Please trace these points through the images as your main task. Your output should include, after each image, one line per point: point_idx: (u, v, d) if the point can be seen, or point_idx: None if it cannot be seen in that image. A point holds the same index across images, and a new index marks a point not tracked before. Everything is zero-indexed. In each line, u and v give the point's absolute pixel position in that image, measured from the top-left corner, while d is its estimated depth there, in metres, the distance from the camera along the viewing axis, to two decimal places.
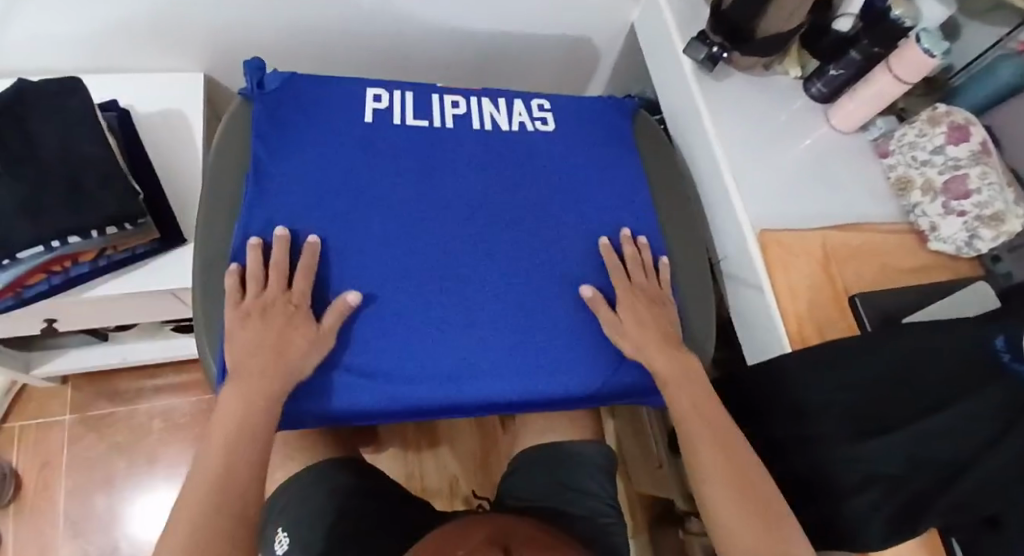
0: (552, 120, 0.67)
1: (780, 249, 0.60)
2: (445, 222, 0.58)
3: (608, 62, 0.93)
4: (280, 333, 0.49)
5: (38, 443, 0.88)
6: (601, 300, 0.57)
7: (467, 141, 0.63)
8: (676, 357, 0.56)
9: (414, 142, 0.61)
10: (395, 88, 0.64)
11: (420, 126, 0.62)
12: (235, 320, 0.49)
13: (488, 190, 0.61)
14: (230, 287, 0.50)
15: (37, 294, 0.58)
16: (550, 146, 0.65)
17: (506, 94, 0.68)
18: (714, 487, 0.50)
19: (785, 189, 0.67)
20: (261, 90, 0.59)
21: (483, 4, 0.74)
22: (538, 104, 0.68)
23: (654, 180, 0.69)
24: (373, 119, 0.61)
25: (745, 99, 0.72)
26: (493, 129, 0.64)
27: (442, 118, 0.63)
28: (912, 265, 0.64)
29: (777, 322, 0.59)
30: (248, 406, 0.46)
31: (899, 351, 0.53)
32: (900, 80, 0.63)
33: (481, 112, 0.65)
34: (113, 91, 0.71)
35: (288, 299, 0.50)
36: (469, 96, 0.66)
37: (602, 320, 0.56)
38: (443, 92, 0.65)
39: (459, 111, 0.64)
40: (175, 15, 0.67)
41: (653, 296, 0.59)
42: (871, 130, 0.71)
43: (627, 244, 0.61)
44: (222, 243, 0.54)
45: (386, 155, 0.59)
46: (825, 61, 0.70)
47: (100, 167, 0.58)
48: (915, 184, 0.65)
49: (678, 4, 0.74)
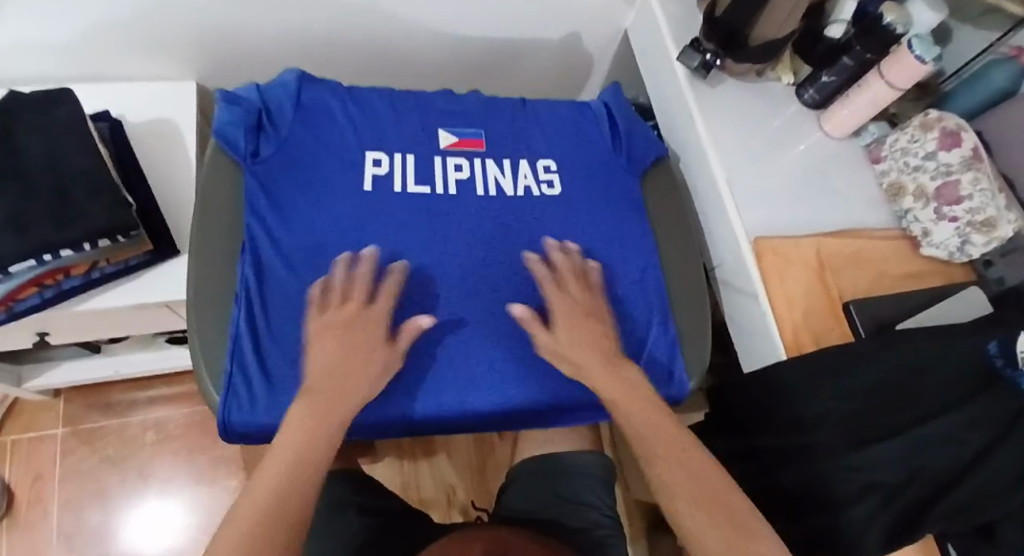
0: (559, 182, 0.62)
1: (775, 256, 0.60)
2: (450, 301, 0.54)
3: (601, 68, 0.93)
4: (358, 351, 0.47)
5: (29, 457, 0.87)
6: (533, 319, 0.53)
7: (472, 210, 0.58)
8: (624, 380, 0.51)
9: (416, 215, 0.56)
10: (395, 151, 0.59)
11: (421, 195, 0.57)
12: (319, 332, 0.47)
13: (496, 262, 0.57)
14: (313, 299, 0.49)
15: (28, 308, 0.57)
16: (559, 212, 0.61)
17: (512, 151, 0.63)
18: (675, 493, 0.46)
19: (779, 195, 0.67)
20: (254, 159, 0.56)
21: (476, 11, 0.74)
22: (544, 164, 0.63)
23: (660, 230, 0.66)
24: (372, 188, 0.56)
25: (739, 107, 0.72)
26: (498, 194, 0.59)
27: (444, 184, 0.58)
28: (906, 270, 0.64)
29: (773, 331, 0.59)
30: (319, 422, 0.43)
31: (899, 358, 0.54)
32: (893, 86, 0.63)
33: (485, 176, 0.60)
34: (105, 101, 0.70)
35: (371, 316, 0.49)
36: (473, 157, 0.61)
37: (538, 345, 0.53)
38: (445, 153, 0.60)
39: (462, 176, 0.59)
40: (165, 23, 0.66)
41: (589, 308, 0.54)
42: (863, 135, 0.72)
43: (561, 259, 0.56)
44: (216, 332, 0.51)
45: (385, 229, 0.54)
46: (816, 67, 0.71)
47: (91, 182, 0.57)
48: (908, 190, 0.65)
49: (671, 10, 0.74)
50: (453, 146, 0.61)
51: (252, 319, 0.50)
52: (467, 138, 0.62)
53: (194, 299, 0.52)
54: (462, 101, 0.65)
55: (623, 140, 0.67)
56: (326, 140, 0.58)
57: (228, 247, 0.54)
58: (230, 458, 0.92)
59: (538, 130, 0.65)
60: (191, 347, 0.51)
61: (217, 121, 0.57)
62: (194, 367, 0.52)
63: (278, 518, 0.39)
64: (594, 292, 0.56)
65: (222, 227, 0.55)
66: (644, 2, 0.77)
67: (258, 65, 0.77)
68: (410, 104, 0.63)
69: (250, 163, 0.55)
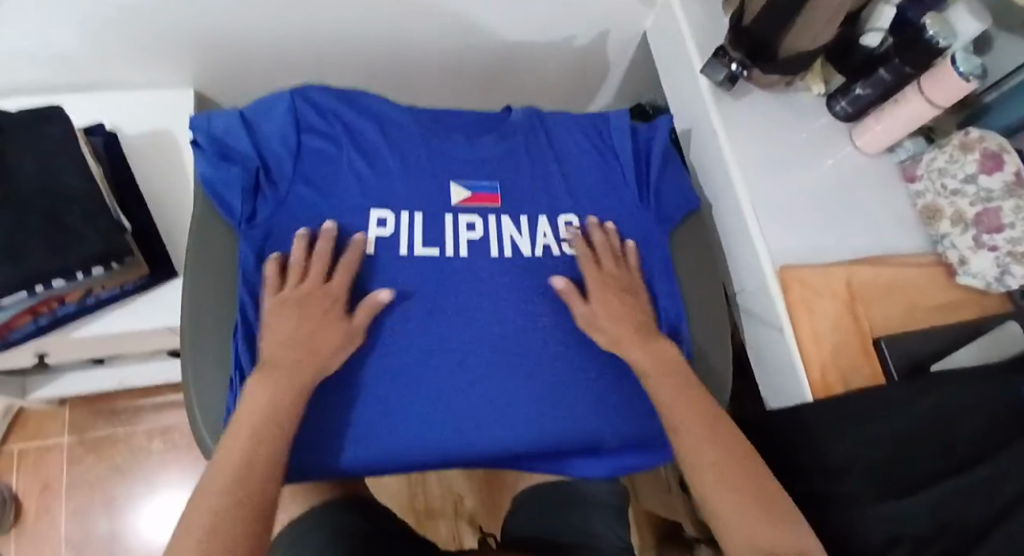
0: (581, 240, 0.60)
1: (803, 287, 0.57)
2: (462, 374, 0.52)
3: (618, 71, 0.88)
4: (317, 326, 0.47)
5: (37, 466, 0.87)
6: (572, 291, 0.55)
7: (485, 274, 0.55)
8: (653, 349, 0.53)
9: (425, 282, 0.54)
10: (401, 208, 0.56)
11: (431, 258, 0.54)
12: (276, 309, 0.48)
13: (511, 326, 0.54)
14: (271, 276, 0.49)
15: (24, 336, 0.56)
16: (579, 274, 0.58)
17: (529, 207, 0.60)
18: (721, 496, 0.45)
19: (808, 216, 0.63)
20: (250, 225, 0.52)
21: (486, 14, 0.70)
22: (566, 220, 0.60)
23: (684, 272, 0.63)
24: (375, 252, 0.53)
25: (767, 119, 0.68)
26: (513, 254, 0.57)
27: (455, 245, 0.56)
28: (939, 301, 0.61)
29: (798, 368, 0.56)
30: (276, 401, 0.43)
31: (932, 406, 0.51)
32: (932, 103, 0.59)
33: (500, 235, 0.57)
34: (99, 113, 0.67)
35: (329, 293, 0.49)
36: (486, 214, 0.58)
37: (575, 315, 0.55)
38: (457, 210, 0.57)
39: (474, 236, 0.56)
40: (159, 34, 0.63)
41: (624, 285, 0.56)
42: (898, 151, 0.67)
43: (597, 232, 0.59)
44: (213, 401, 0.50)
45: (392, 297, 0.52)
46: (849, 77, 0.66)
47: (83, 205, 0.55)
48: (944, 214, 0.62)
49: (694, 14, 0.69)
50: (465, 201, 0.58)
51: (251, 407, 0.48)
52: (481, 192, 0.59)
53: (190, 325, 0.52)
54: (474, 145, 0.61)
55: (646, 182, 0.64)
56: (330, 197, 0.54)
57: (224, 299, 0.53)
58: None
59: (557, 178, 0.62)
60: (191, 413, 0.51)
61: (213, 180, 0.54)
62: (194, 432, 0.51)
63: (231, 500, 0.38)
64: (628, 266, 0.58)
65: (222, 293, 0.53)
66: (665, 3, 0.72)
67: (260, 73, 0.73)
68: (418, 148, 0.59)
69: (245, 229, 0.52)
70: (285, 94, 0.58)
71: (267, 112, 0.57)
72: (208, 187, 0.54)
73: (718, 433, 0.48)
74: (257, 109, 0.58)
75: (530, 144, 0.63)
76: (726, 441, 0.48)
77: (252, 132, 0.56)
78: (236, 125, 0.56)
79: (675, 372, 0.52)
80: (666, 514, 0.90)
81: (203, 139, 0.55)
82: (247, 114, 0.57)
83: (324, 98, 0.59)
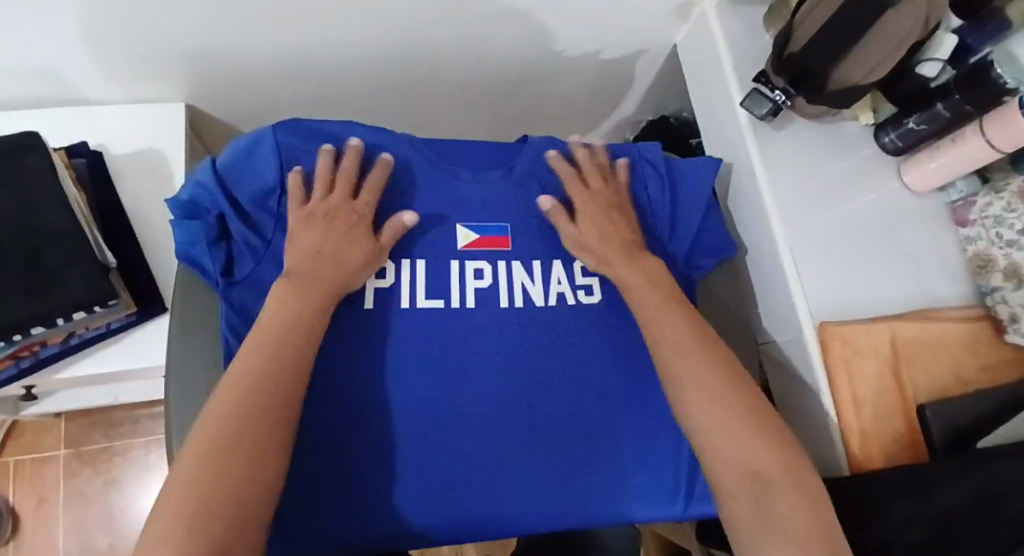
0: (598, 287, 0.56)
1: (844, 346, 0.53)
2: (471, 440, 0.48)
3: (643, 85, 0.82)
4: (340, 240, 0.47)
5: (34, 478, 0.85)
6: (560, 212, 0.55)
7: (492, 329, 0.51)
8: (640, 265, 0.52)
9: (430, 339, 0.50)
10: (402, 255, 0.51)
11: (435, 310, 0.50)
12: (301, 222, 0.47)
13: (518, 383, 0.51)
14: (295, 187, 0.49)
15: (5, 379, 0.53)
16: (596, 325, 0.54)
17: (543, 252, 0.55)
18: (699, 410, 0.44)
19: (849, 261, 0.58)
20: (228, 284, 0.48)
21: (505, 28, 0.64)
22: (584, 264, 0.56)
23: None
24: (374, 306, 0.49)
25: (807, 152, 0.62)
26: (524, 304, 0.53)
27: (462, 295, 0.52)
28: (985, 362, 0.56)
29: (834, 437, 0.53)
30: (307, 309, 0.42)
31: (978, 480, 0.46)
32: (993, 146, 0.53)
33: (510, 282, 0.53)
34: (84, 127, 0.63)
35: (355, 209, 0.49)
36: (496, 260, 0.54)
37: (562, 236, 0.54)
38: (464, 254, 0.53)
39: (482, 284, 0.52)
40: (148, 52, 0.57)
41: (612, 203, 0.56)
42: (950, 191, 0.62)
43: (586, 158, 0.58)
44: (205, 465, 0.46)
45: (392, 357, 0.48)
46: (900, 110, 0.60)
47: (63, 246, 0.50)
48: (997, 265, 0.57)
49: (733, 31, 0.63)
50: (471, 245, 0.53)
51: None
52: (489, 235, 0.54)
53: (177, 361, 0.48)
54: (483, 181, 0.56)
55: (666, 217, 0.60)
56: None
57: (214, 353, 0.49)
58: None
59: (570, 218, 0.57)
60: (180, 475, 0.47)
61: (180, 241, 0.48)
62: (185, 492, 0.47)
63: (264, 402, 0.36)
64: (617, 185, 0.58)
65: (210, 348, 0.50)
66: (702, 15, 0.66)
67: (261, 89, 0.68)
68: (422, 184, 0.54)
69: (225, 289, 0.48)
70: (267, 129, 0.51)
71: (246, 153, 0.50)
72: (185, 257, 0.49)
73: (714, 356, 0.47)
74: (228, 153, 0.50)
75: (547, 180, 0.58)
76: (713, 359, 0.47)
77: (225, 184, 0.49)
78: (205, 178, 0.49)
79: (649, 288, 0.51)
80: (672, 537, 0.89)
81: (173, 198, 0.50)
82: (220, 165, 0.50)
83: (308, 133, 0.52)
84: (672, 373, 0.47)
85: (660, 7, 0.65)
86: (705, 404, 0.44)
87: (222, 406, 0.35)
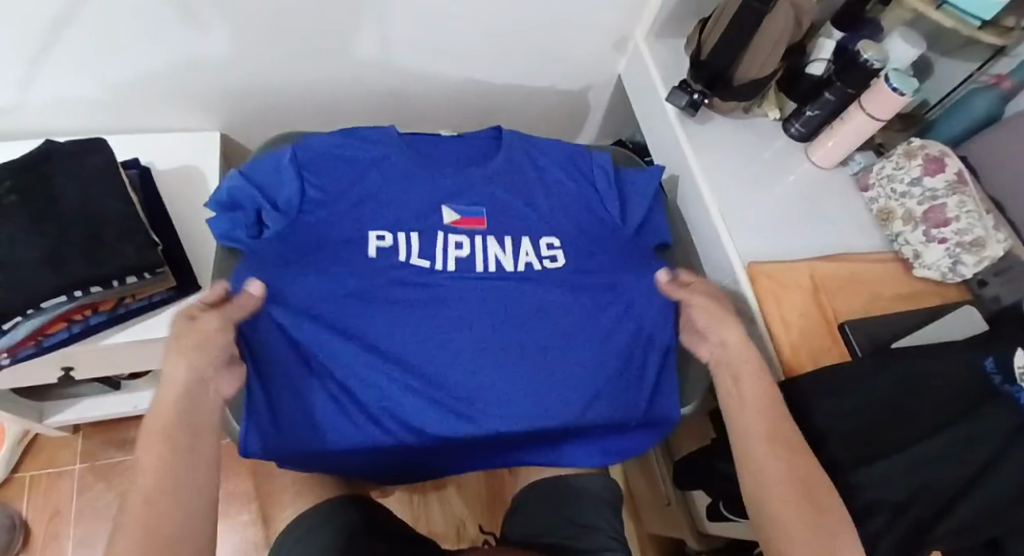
0: (562, 257, 0.66)
1: (771, 279, 0.63)
2: (457, 369, 0.58)
3: (599, 111, 0.98)
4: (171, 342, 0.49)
5: (49, 493, 0.89)
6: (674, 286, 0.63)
7: (470, 286, 0.61)
8: (745, 361, 0.56)
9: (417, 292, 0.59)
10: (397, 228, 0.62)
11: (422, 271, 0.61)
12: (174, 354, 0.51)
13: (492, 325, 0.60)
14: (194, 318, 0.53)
15: (57, 342, 0.60)
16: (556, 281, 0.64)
17: (511, 228, 0.66)
18: (760, 472, 0.50)
19: (773, 217, 0.70)
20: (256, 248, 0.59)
21: (478, 58, 0.80)
22: (547, 241, 0.67)
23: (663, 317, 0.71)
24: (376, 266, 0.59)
25: (731, 140, 0.76)
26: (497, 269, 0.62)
27: (445, 261, 0.62)
28: (897, 291, 0.66)
29: (771, 351, 0.62)
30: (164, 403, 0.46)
31: (895, 377, 0.55)
32: (874, 117, 0.66)
33: (486, 252, 0.63)
34: (133, 149, 0.76)
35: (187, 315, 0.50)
36: (474, 234, 0.64)
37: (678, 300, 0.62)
38: (448, 229, 0.63)
39: (462, 253, 0.62)
40: (192, 81, 0.72)
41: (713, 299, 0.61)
42: (850, 164, 0.75)
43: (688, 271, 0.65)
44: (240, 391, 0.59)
45: (388, 308, 0.58)
46: (800, 103, 0.74)
47: (121, 224, 0.61)
48: (897, 215, 0.68)
49: (659, 54, 0.80)
50: (456, 222, 0.64)
51: (272, 406, 0.56)
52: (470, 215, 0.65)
53: None
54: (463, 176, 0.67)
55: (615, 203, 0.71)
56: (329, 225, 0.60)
57: None
58: (243, 493, 0.95)
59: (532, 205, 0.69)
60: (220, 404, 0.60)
61: (221, 229, 0.60)
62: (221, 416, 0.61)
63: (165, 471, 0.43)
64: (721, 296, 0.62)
65: None
66: (635, 47, 0.83)
67: (279, 116, 0.83)
68: (409, 179, 0.64)
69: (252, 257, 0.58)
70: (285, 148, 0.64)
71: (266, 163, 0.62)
72: (225, 241, 0.60)
73: (779, 423, 0.51)
74: (253, 162, 0.63)
75: (512, 175, 0.70)
76: (781, 432, 0.51)
77: (262, 188, 0.61)
78: (239, 183, 0.60)
79: (750, 365, 0.56)
80: (668, 533, 0.92)
81: (214, 203, 0.62)
82: (246, 172, 0.62)
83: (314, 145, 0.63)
84: (740, 445, 0.52)
85: (601, 40, 0.82)
86: (770, 471, 0.49)
87: (143, 492, 0.42)
